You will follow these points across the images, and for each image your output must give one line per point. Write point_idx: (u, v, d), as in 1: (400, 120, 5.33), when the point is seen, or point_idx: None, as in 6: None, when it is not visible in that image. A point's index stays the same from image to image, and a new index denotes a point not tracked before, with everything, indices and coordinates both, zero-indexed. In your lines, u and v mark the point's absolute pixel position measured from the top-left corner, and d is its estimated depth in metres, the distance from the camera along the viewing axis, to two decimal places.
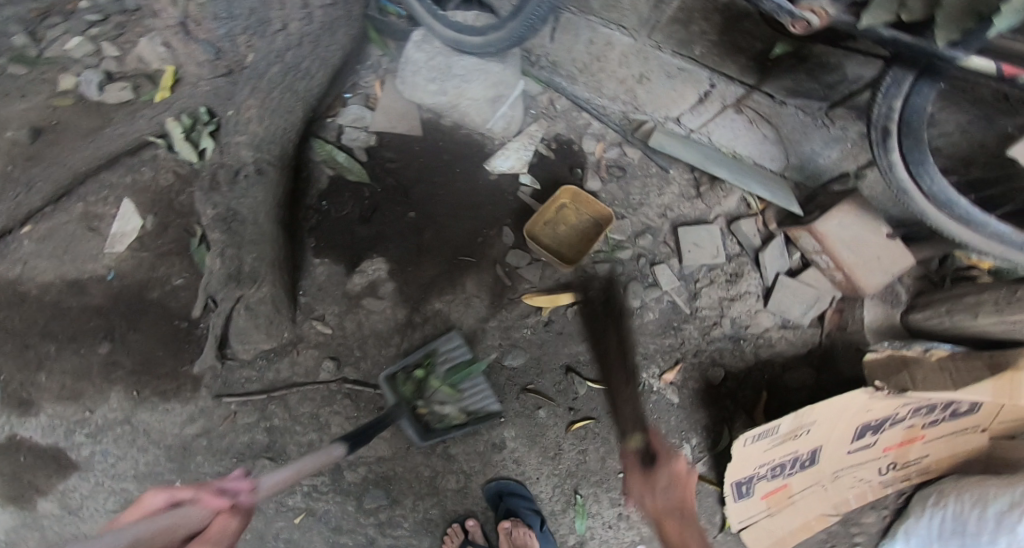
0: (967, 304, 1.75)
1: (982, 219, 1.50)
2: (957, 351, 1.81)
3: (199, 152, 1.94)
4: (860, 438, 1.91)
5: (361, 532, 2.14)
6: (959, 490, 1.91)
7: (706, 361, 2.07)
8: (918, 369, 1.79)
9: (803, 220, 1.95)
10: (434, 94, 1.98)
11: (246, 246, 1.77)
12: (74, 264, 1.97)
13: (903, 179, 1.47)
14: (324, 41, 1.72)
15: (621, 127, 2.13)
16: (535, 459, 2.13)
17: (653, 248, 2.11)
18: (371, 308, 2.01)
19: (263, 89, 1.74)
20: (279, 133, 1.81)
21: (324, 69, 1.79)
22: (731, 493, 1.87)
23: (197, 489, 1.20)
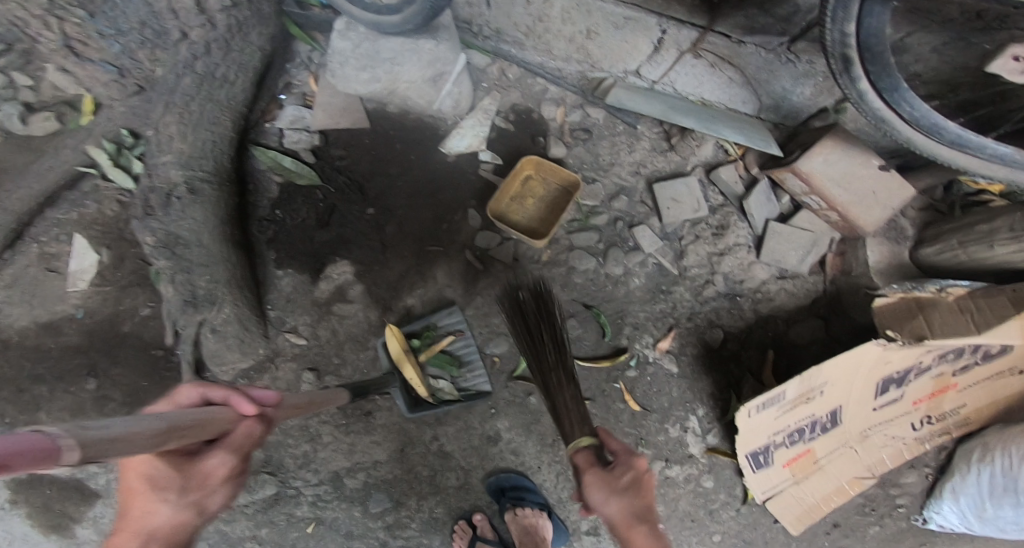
0: (981, 236, 1.57)
1: (973, 141, 1.36)
2: (975, 287, 1.62)
3: (132, 177, 1.82)
4: (884, 392, 1.83)
5: (373, 536, 2.06)
6: (1005, 441, 1.87)
7: (702, 323, 1.93)
8: (936, 313, 1.60)
9: (784, 160, 1.78)
10: (367, 83, 1.83)
11: (197, 269, 1.70)
12: (43, 307, 1.84)
13: (878, 108, 1.33)
14: (236, 45, 1.64)
15: (581, 87, 1.98)
16: (534, 448, 2.05)
17: (630, 209, 1.96)
18: (343, 313, 1.90)
19: (179, 104, 1.63)
20: (210, 147, 1.71)
21: (243, 74, 1.70)
22: (748, 465, 1.83)
23: (229, 391, 1.06)
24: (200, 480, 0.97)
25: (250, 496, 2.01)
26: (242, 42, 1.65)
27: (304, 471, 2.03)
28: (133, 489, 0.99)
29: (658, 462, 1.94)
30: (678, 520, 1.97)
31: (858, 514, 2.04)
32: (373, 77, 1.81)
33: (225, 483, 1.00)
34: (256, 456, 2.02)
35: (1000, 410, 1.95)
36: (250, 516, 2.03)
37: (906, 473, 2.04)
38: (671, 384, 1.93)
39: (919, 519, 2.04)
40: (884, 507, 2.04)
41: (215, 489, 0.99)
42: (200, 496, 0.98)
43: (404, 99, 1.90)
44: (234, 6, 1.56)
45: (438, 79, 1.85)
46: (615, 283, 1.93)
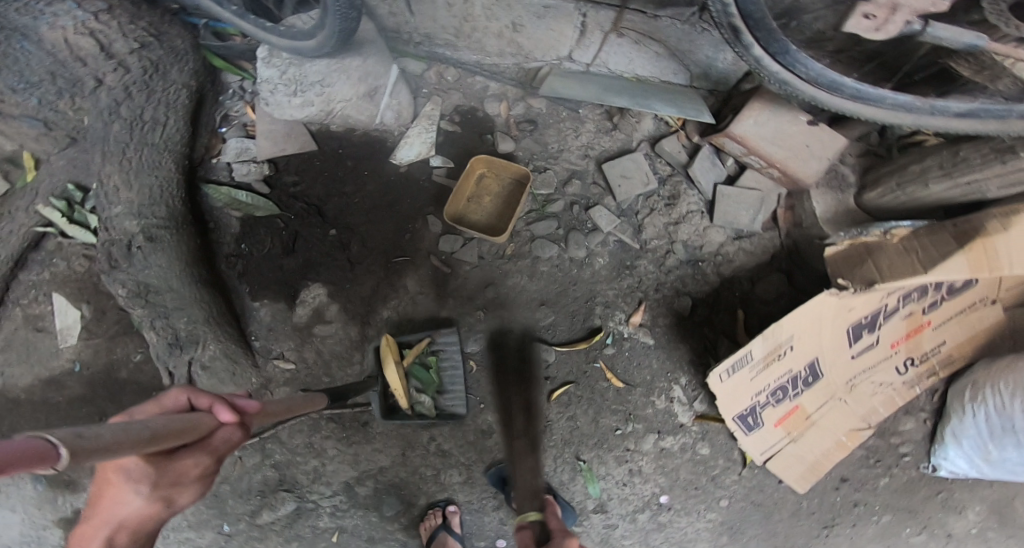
0: (913, 176, 1.61)
1: (873, 94, 1.46)
2: (920, 226, 1.61)
3: (92, 231, 1.87)
4: (857, 339, 1.78)
5: (392, 538, 2.07)
6: (992, 377, 1.84)
7: (669, 293, 1.92)
8: (884, 255, 1.59)
9: (718, 126, 1.80)
10: (300, 108, 1.78)
11: (173, 313, 1.77)
12: (41, 365, 1.95)
13: (778, 71, 1.45)
14: (157, 85, 1.71)
15: (519, 80, 1.93)
16: (529, 434, 1.97)
17: (585, 192, 1.93)
18: (324, 333, 1.87)
19: (116, 152, 1.69)
20: (158, 192, 1.74)
21: (175, 111, 1.75)
22: (738, 428, 1.83)
23: (213, 399, 1.12)
24: (173, 478, 1.03)
25: (273, 513, 2.02)
26: (163, 80, 1.72)
27: (318, 484, 2.01)
28: (110, 480, 1.04)
29: (651, 434, 1.94)
30: (682, 489, 1.98)
31: (864, 466, 2.00)
32: (306, 101, 1.77)
33: (197, 481, 1.06)
34: (269, 477, 2.00)
35: (982, 345, 1.93)
36: (280, 531, 2.04)
37: (904, 419, 1.99)
38: (648, 356, 1.92)
39: (929, 467, 1.99)
40: (889, 458, 2.00)
41: (185, 487, 1.05)
42: (170, 492, 1.04)
43: (345, 118, 1.84)
44: (143, 46, 1.68)
45: (374, 92, 1.80)
46: (580, 266, 1.92)
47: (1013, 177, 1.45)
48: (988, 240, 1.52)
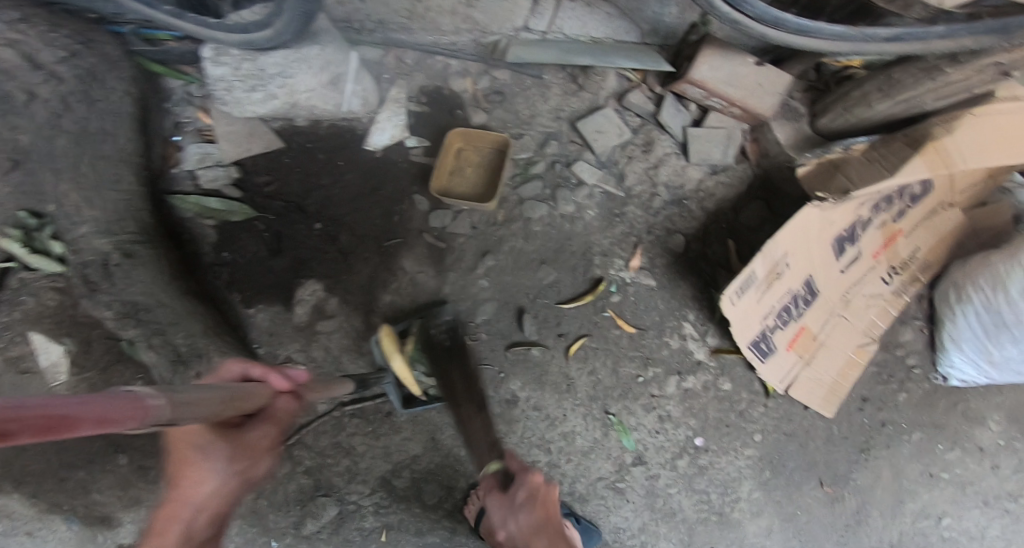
0: (857, 100, 1.66)
1: (814, 27, 1.48)
2: (875, 141, 1.66)
3: (58, 260, 1.61)
4: (843, 253, 1.85)
5: (443, 526, 2.03)
6: (970, 276, 1.92)
7: (661, 234, 1.95)
8: (851, 168, 1.64)
9: (678, 73, 1.83)
10: (263, 102, 1.78)
11: (170, 328, 1.61)
12: None
13: (727, 12, 1.47)
14: (97, 91, 1.66)
15: (479, 55, 1.95)
16: (553, 398, 1.94)
17: (563, 150, 1.96)
18: (328, 330, 1.84)
19: (70, 168, 1.59)
20: (125, 207, 1.67)
21: (122, 122, 1.70)
22: (754, 356, 1.87)
23: (268, 369, 1.17)
24: (248, 449, 1.07)
25: (317, 522, 1.98)
26: (103, 89, 1.67)
27: (354, 484, 1.99)
28: (185, 458, 1.07)
29: (672, 376, 1.97)
30: (714, 428, 2.01)
31: (879, 383, 2.07)
32: (267, 94, 1.76)
33: (269, 452, 1.11)
34: (303, 485, 1.98)
35: (952, 247, 2.04)
36: (327, 540, 1.98)
37: (902, 330, 2.07)
38: (654, 297, 1.95)
39: (939, 378, 2.06)
40: (900, 372, 2.07)
41: (259, 458, 1.10)
42: (246, 464, 1.08)
43: (311, 109, 1.83)
44: (71, 55, 1.63)
45: (337, 81, 1.80)
46: (572, 221, 1.94)
47: (950, 87, 1.49)
48: (938, 142, 1.56)
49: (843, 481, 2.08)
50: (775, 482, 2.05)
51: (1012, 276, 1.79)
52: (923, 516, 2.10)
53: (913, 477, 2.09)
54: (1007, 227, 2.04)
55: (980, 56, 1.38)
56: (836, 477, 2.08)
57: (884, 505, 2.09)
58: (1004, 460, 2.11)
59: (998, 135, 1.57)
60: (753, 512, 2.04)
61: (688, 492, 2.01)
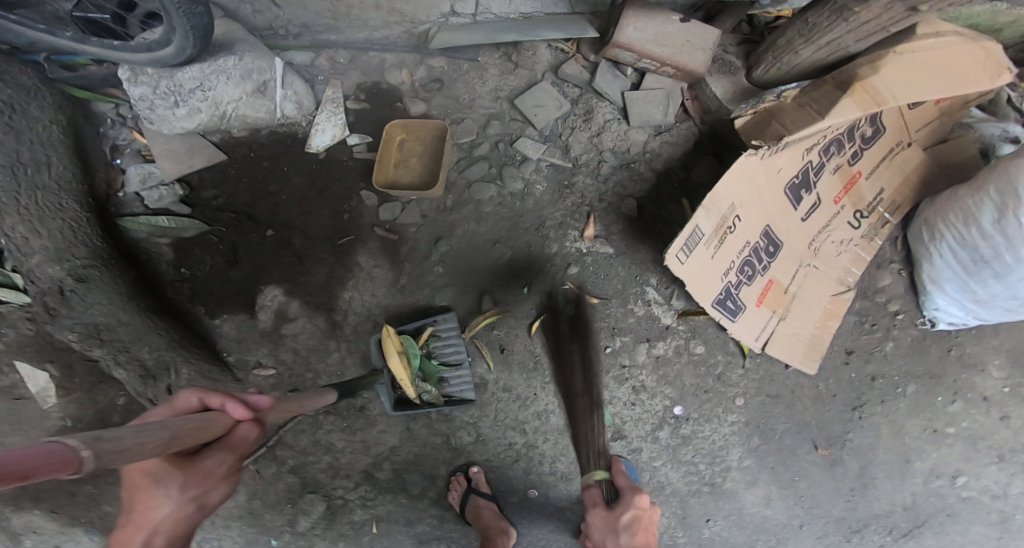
0: (784, 47, 1.58)
1: None
2: (806, 86, 1.60)
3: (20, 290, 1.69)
4: (800, 202, 1.77)
5: (430, 514, 2.03)
6: (942, 213, 1.81)
7: (613, 200, 1.91)
8: (785, 115, 1.56)
9: (605, 38, 1.79)
10: (188, 116, 1.80)
11: (134, 346, 1.70)
12: (36, 429, 1.94)
13: None
14: (22, 124, 1.64)
15: (412, 45, 1.94)
16: (522, 377, 1.93)
17: (506, 129, 1.94)
18: (294, 332, 1.89)
19: (11, 202, 1.60)
20: (72, 235, 1.69)
21: (55, 151, 1.71)
22: (722, 316, 1.80)
23: (226, 398, 1.19)
24: (201, 477, 1.12)
25: (309, 518, 2.01)
26: (25, 119, 1.65)
27: (339, 479, 1.99)
28: (137, 486, 1.11)
29: (642, 344, 1.93)
30: (693, 396, 1.96)
31: (863, 334, 1.96)
32: (191, 108, 1.79)
33: (225, 477, 1.15)
34: (291, 483, 1.99)
35: (919, 186, 1.94)
36: (323, 535, 2.03)
37: (880, 276, 1.96)
38: (613, 265, 1.91)
39: (926, 323, 1.94)
40: (884, 320, 1.96)
41: (214, 484, 1.14)
42: (200, 491, 1.12)
43: (242, 118, 1.86)
44: None
45: (264, 88, 1.84)
46: (522, 198, 1.93)
47: (864, 28, 1.41)
48: (865, 82, 1.45)
49: (839, 443, 2.02)
50: (766, 447, 2.01)
51: (982, 210, 1.68)
52: (934, 475, 2.03)
53: (916, 433, 2.00)
54: (976, 160, 1.92)
55: None
56: (831, 439, 2.02)
57: (889, 466, 2.03)
58: (1014, 408, 1.99)
59: (933, 70, 1.46)
60: (747, 481, 2.02)
61: (674, 464, 2.00)
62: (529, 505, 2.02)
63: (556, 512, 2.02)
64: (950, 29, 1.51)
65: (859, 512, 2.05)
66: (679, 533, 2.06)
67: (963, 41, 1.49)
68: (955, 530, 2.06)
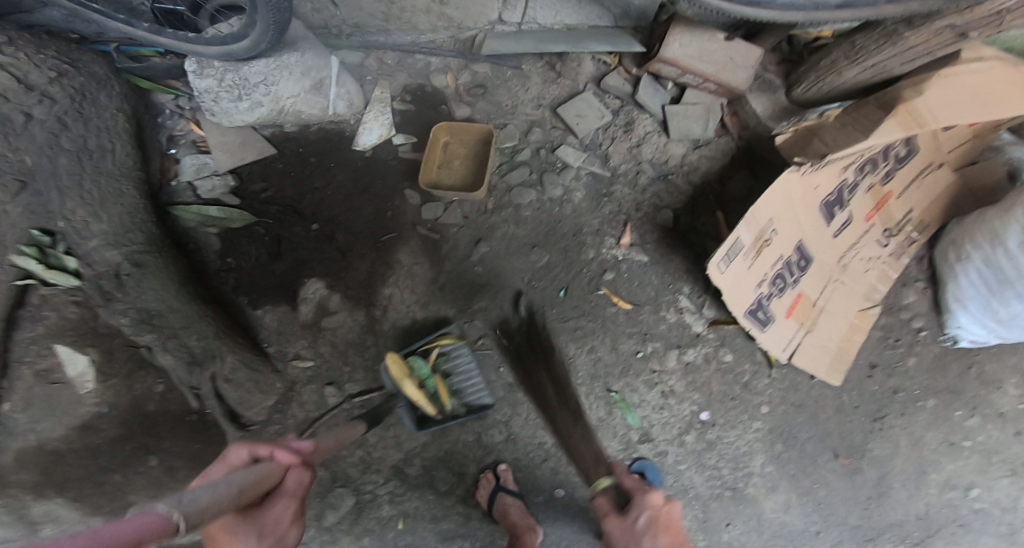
0: (827, 68, 1.67)
1: None
2: (848, 105, 1.67)
3: (74, 274, 1.69)
4: (832, 218, 1.83)
5: (457, 512, 2.05)
6: (969, 234, 1.88)
7: (650, 210, 1.96)
8: (827, 133, 1.63)
9: (650, 54, 1.86)
10: (251, 109, 1.87)
11: (183, 332, 1.73)
12: (68, 413, 1.92)
13: None
14: (91, 111, 1.73)
15: (458, 51, 2.01)
16: None
17: (547, 136, 1.99)
18: (333, 325, 1.91)
19: (77, 186, 1.66)
20: (130, 221, 1.76)
21: (117, 139, 1.80)
22: (753, 327, 1.84)
23: (274, 447, 1.19)
24: (271, 526, 1.10)
25: (337, 512, 2.02)
26: (95, 107, 1.75)
27: (369, 474, 2.02)
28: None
29: (672, 351, 1.97)
30: (719, 402, 2.00)
31: (886, 348, 2.02)
32: (253, 102, 1.85)
33: (292, 525, 1.14)
34: (321, 476, 2.01)
35: (947, 207, 2.01)
36: (349, 530, 2.03)
37: (905, 293, 2.02)
38: (647, 273, 1.95)
39: (948, 340, 2.00)
40: (907, 335, 2.01)
41: (285, 532, 1.12)
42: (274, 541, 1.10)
43: (298, 114, 1.93)
44: (61, 75, 1.67)
45: (320, 85, 1.90)
46: (560, 204, 1.97)
47: (912, 51, 1.48)
48: (909, 105, 1.52)
49: (859, 453, 2.05)
50: (788, 455, 2.05)
51: (1009, 232, 1.76)
52: (948, 487, 2.06)
53: (932, 446, 2.05)
54: (1003, 184, 1.99)
55: (933, 19, 1.40)
56: (852, 448, 2.05)
57: (906, 477, 2.06)
58: None
59: (974, 93, 1.53)
60: (768, 488, 2.05)
61: (698, 468, 2.02)
62: (554, 504, 2.05)
63: (580, 513, 2.05)
64: (993, 53, 1.57)
65: (875, 520, 2.06)
66: (699, 536, 2.05)
67: (1004, 65, 1.55)
68: (965, 542, 2.07)
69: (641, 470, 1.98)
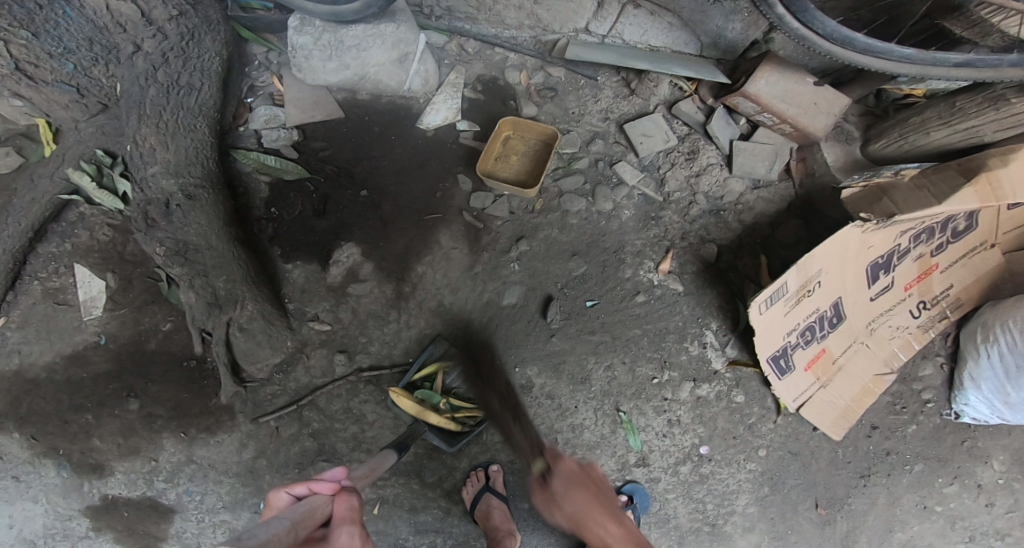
0: (915, 126, 1.78)
1: (881, 47, 1.64)
2: (926, 168, 1.78)
3: (120, 197, 1.84)
4: (875, 279, 1.89)
5: (436, 505, 1.97)
6: (1001, 318, 1.93)
7: (694, 242, 2.00)
8: (898, 193, 1.73)
9: (733, 87, 1.94)
10: (336, 71, 1.92)
11: (213, 271, 1.68)
12: (64, 340, 1.84)
13: (797, 28, 1.64)
14: (193, 53, 1.72)
15: (538, 51, 2.06)
16: (567, 388, 1.95)
17: (607, 150, 2.03)
18: (358, 293, 1.90)
19: (151, 115, 1.67)
20: (194, 155, 1.76)
21: (208, 79, 1.79)
22: (772, 372, 1.88)
23: (309, 481, 1.17)
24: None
25: None
26: (198, 48, 1.73)
27: (358, 454, 1.87)
28: None
29: (687, 383, 1.97)
30: (721, 439, 1.98)
31: (892, 413, 2.05)
32: (341, 64, 1.90)
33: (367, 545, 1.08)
34: (307, 447, 1.85)
35: (988, 287, 2.08)
36: None
37: (923, 365, 2.06)
38: (678, 303, 1.97)
39: (952, 414, 2.04)
40: (913, 404, 2.05)
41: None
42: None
43: (376, 83, 1.97)
44: (180, 14, 1.63)
45: (404, 59, 1.94)
46: (607, 219, 2.00)
47: (1010, 119, 1.60)
48: (990, 175, 1.64)
49: (838, 505, 2.03)
50: (772, 498, 2.01)
51: None
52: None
53: (909, 506, 2.04)
54: None
55: None
56: (832, 499, 2.03)
57: (873, 532, 2.04)
58: (999, 498, 2.05)
59: None
60: (745, 527, 2.01)
61: (685, 499, 1.99)
62: (538, 513, 2.00)
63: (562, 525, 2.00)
64: None
65: None
66: None
67: None
68: None
69: (630, 492, 1.96)
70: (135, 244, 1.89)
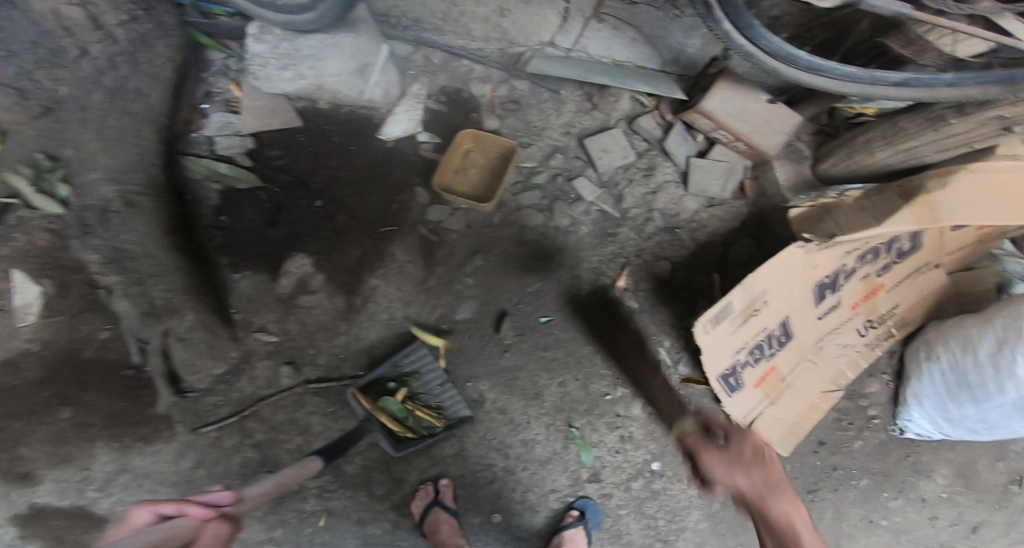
0: (861, 146, 1.83)
1: (822, 64, 1.64)
2: (869, 189, 1.83)
3: (57, 201, 1.74)
4: (822, 299, 1.93)
5: (384, 519, 1.94)
6: (942, 337, 1.99)
7: (649, 258, 2.02)
8: (842, 213, 1.79)
9: (689, 103, 1.98)
10: (292, 80, 1.92)
11: (150, 279, 1.67)
12: None
13: (742, 43, 1.65)
14: (144, 56, 1.82)
15: (502, 64, 2.07)
16: (519, 403, 1.96)
17: (566, 164, 2.05)
18: (309, 305, 1.88)
19: (94, 119, 1.71)
20: (134, 163, 1.76)
21: (157, 85, 1.84)
22: (722, 391, 1.86)
23: (182, 502, 1.19)
24: None
25: None
26: (148, 53, 1.82)
27: None
28: None
29: (639, 400, 1.97)
30: (672, 454, 1.98)
31: (838, 429, 2.11)
32: (297, 74, 1.91)
33: None
34: (250, 457, 1.82)
35: (931, 305, 2.14)
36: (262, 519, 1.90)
37: (868, 382, 2.13)
38: (632, 319, 1.99)
39: (896, 429, 2.10)
40: (859, 420, 2.11)
41: None
42: None
43: (334, 93, 1.97)
44: (132, 19, 1.79)
45: (364, 69, 1.94)
46: (565, 234, 2.01)
47: (951, 140, 1.63)
48: (929, 197, 1.67)
49: None
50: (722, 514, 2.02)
51: (983, 340, 1.85)
52: None
53: (854, 520, 2.11)
54: (989, 294, 2.14)
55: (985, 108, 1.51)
56: None
57: None
58: (943, 512, 2.11)
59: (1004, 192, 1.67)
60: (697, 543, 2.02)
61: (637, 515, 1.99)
62: (487, 528, 1.98)
63: (512, 541, 1.98)
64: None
65: None
66: None
67: None
68: None
69: (582, 508, 1.96)
70: (71, 251, 1.81)
